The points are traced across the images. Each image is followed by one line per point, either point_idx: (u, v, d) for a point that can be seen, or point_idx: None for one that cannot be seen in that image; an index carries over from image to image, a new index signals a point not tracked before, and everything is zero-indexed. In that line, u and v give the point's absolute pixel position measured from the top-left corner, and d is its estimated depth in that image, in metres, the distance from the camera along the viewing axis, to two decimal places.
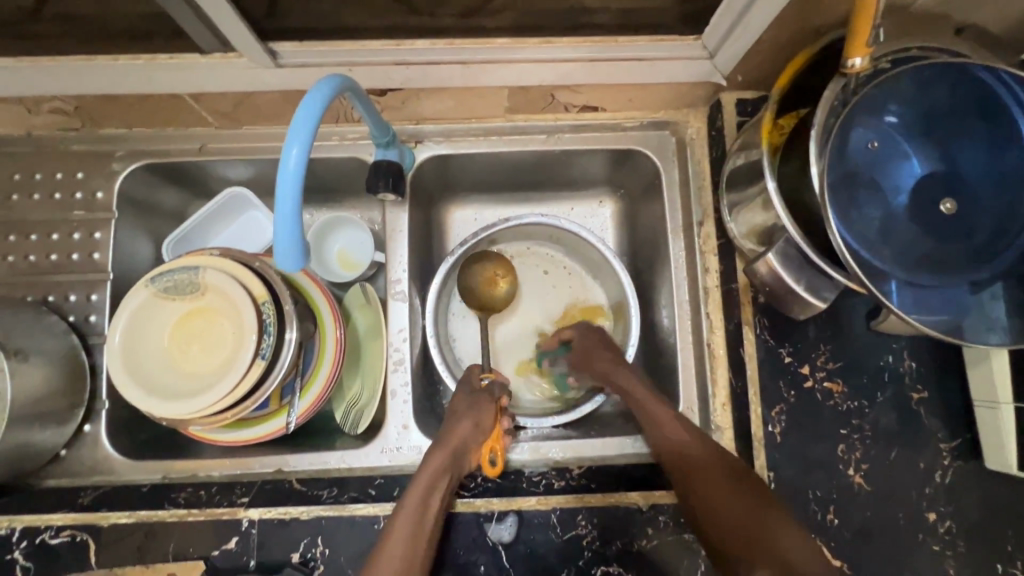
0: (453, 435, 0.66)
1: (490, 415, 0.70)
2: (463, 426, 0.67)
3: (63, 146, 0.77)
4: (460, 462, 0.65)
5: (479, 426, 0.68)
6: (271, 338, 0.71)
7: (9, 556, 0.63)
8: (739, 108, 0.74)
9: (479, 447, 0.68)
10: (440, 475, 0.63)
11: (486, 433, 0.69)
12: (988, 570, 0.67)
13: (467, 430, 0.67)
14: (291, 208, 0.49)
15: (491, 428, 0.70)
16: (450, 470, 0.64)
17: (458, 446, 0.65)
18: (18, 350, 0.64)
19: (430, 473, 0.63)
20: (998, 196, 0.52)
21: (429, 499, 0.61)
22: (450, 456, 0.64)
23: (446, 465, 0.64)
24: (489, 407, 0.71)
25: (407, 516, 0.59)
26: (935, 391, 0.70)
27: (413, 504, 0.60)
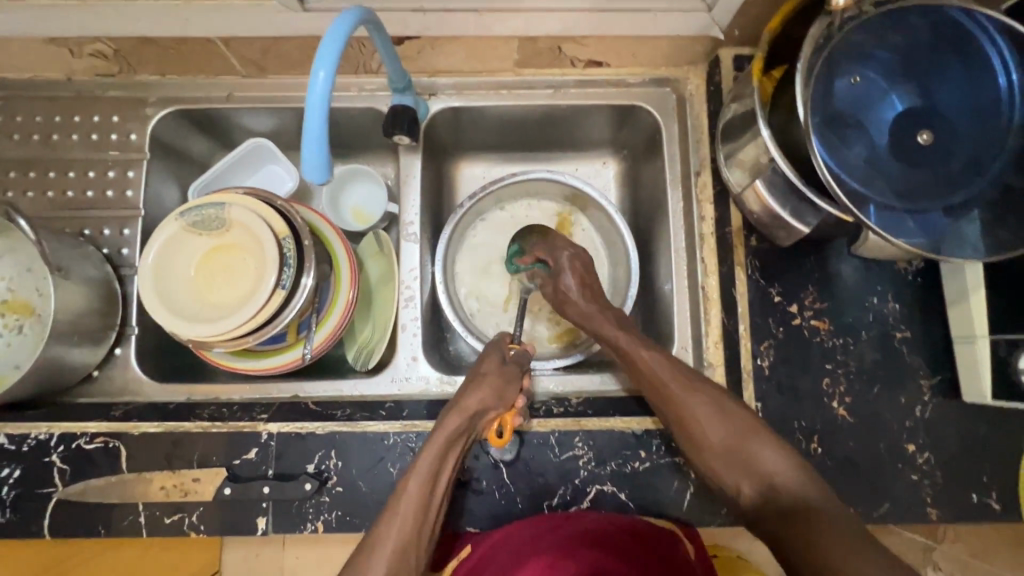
0: (467, 406, 0.67)
1: (509, 391, 0.69)
2: (474, 398, 0.67)
3: (101, 91, 0.82)
4: (472, 431, 0.67)
5: (493, 400, 0.67)
6: (291, 269, 0.76)
7: (48, 459, 0.68)
8: (738, 63, 0.80)
9: (493, 418, 0.68)
10: (451, 445, 0.65)
11: (503, 407, 0.68)
12: (964, 499, 0.70)
13: (481, 401, 0.67)
14: (319, 123, 0.54)
15: (506, 405, 0.68)
16: (461, 440, 0.66)
17: (472, 418, 0.66)
18: (61, 268, 0.69)
19: (442, 442, 0.65)
20: (972, 128, 0.57)
21: (439, 470, 0.64)
22: (463, 426, 0.66)
23: (458, 435, 0.65)
24: (511, 384, 0.70)
25: (417, 484, 0.63)
26: (918, 331, 0.74)
27: (423, 475, 0.63)
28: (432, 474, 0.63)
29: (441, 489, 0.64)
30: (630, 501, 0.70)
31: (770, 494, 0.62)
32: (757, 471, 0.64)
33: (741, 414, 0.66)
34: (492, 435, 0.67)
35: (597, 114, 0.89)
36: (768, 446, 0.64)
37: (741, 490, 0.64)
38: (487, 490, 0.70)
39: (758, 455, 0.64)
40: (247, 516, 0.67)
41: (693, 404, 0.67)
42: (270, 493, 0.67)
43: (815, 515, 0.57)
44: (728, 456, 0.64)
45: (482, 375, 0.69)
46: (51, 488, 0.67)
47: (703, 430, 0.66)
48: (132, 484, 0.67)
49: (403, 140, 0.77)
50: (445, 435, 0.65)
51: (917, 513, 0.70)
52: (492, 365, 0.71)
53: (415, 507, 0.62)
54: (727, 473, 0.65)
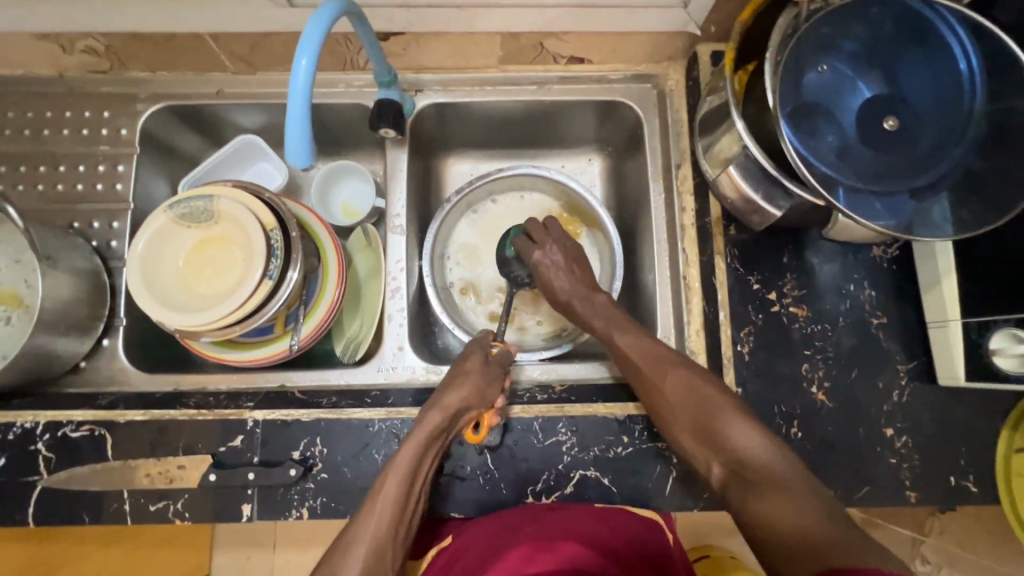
0: (448, 404, 0.67)
1: (490, 391, 0.70)
2: (456, 397, 0.67)
3: (92, 88, 0.84)
4: (451, 428, 0.67)
5: (474, 399, 0.68)
6: (278, 260, 0.77)
7: (33, 447, 0.68)
8: (714, 58, 0.81)
9: (472, 416, 0.69)
10: (432, 441, 0.65)
11: (484, 407, 0.69)
12: (942, 481, 0.72)
13: (464, 402, 0.67)
14: (301, 111, 0.55)
15: (488, 405, 0.69)
16: (440, 437, 0.66)
17: (452, 415, 0.66)
18: (49, 257, 0.70)
19: (423, 435, 0.64)
20: (936, 114, 0.59)
21: (419, 466, 0.64)
22: (445, 423, 0.66)
23: (439, 432, 0.65)
24: (494, 385, 0.70)
25: (397, 480, 0.62)
26: (893, 317, 0.75)
27: (402, 471, 0.62)
28: (412, 471, 0.63)
29: (419, 485, 0.64)
30: (613, 486, 0.71)
31: (739, 469, 0.60)
32: (724, 444, 0.62)
33: (709, 389, 0.66)
34: (469, 433, 0.69)
35: (580, 110, 0.91)
36: (736, 419, 0.62)
37: (713, 466, 0.63)
38: (472, 476, 0.71)
39: (726, 428, 0.62)
40: (232, 503, 0.67)
41: (663, 381, 0.68)
42: (255, 479, 0.68)
43: (776, 490, 0.55)
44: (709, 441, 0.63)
45: (466, 375, 0.70)
46: (36, 476, 0.68)
47: (670, 407, 0.66)
48: (117, 472, 0.68)
49: (388, 133, 0.79)
50: (427, 432, 0.65)
51: (896, 496, 0.71)
52: (477, 367, 0.71)
53: (393, 502, 0.61)
54: (700, 449, 0.64)
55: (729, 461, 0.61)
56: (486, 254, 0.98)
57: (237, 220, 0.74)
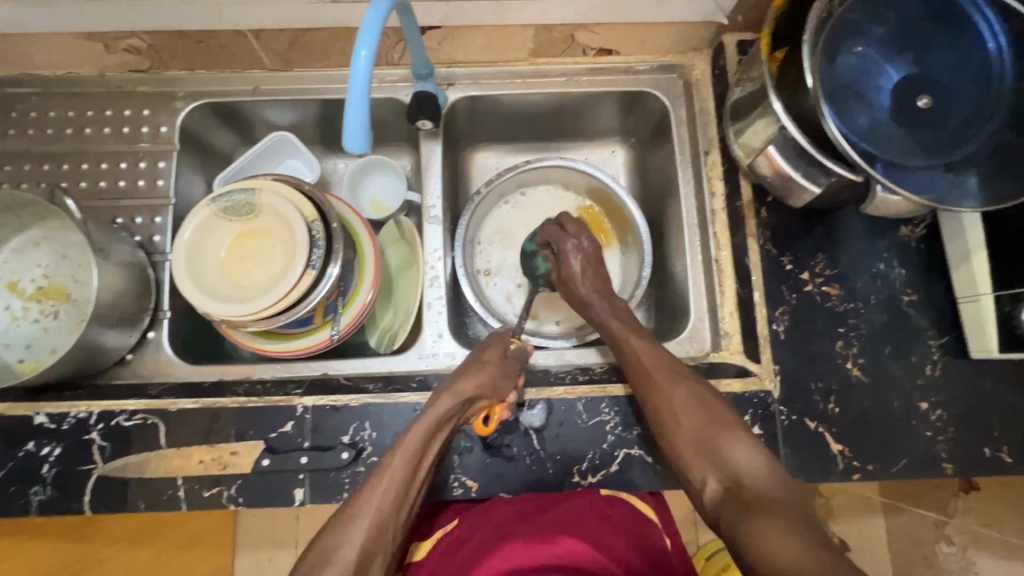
0: (462, 390, 0.67)
1: (505, 381, 0.70)
2: (473, 385, 0.67)
3: (132, 87, 0.85)
4: (462, 414, 0.67)
5: (489, 387, 0.68)
6: (321, 250, 0.78)
7: (88, 437, 0.69)
8: (739, 48, 0.85)
9: (484, 406, 0.69)
10: (440, 425, 0.65)
11: (497, 396, 0.69)
12: (977, 452, 0.73)
13: (480, 388, 0.67)
14: (361, 99, 0.58)
15: (502, 396, 0.70)
16: (448, 423, 0.66)
17: (465, 402, 0.67)
18: (101, 249, 0.71)
19: (435, 420, 0.65)
20: (967, 91, 0.61)
21: (425, 447, 0.64)
22: (456, 408, 0.66)
23: (448, 417, 0.66)
24: (509, 375, 0.71)
25: (404, 459, 0.62)
26: (923, 294, 0.77)
27: (410, 450, 0.63)
28: (419, 452, 0.63)
29: (423, 467, 0.64)
30: (657, 463, 0.72)
31: (734, 489, 0.59)
32: (724, 464, 0.61)
33: (720, 409, 0.65)
34: (478, 423, 0.70)
35: (607, 101, 0.93)
36: (738, 440, 0.62)
37: (707, 483, 0.61)
38: (518, 457, 0.72)
39: (728, 448, 0.62)
40: (284, 487, 0.69)
41: (672, 390, 0.67)
42: (308, 463, 0.69)
43: (772, 509, 0.54)
44: (701, 435, 0.63)
45: (483, 362, 0.70)
46: (91, 465, 0.69)
47: (677, 418, 0.66)
48: (171, 459, 0.69)
49: (425, 125, 0.81)
50: (438, 415, 0.65)
51: (933, 468, 0.73)
52: (492, 355, 0.72)
53: (400, 481, 0.61)
54: (696, 463, 0.63)
55: (726, 479, 0.60)
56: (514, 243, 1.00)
57: (289, 221, 0.76)
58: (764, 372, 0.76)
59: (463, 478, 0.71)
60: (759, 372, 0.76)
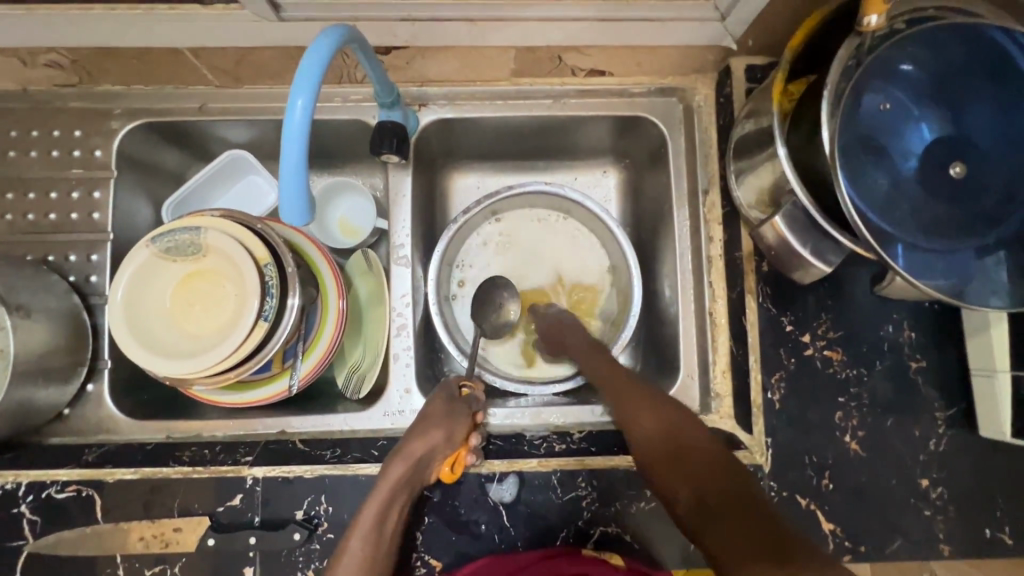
0: (411, 452, 0.63)
1: (457, 432, 0.66)
2: (420, 446, 0.63)
3: (61, 104, 0.75)
4: (419, 476, 0.63)
5: (441, 443, 0.64)
6: (273, 300, 0.70)
7: (16, 510, 0.64)
8: (748, 74, 0.75)
9: (441, 460, 0.65)
10: (396, 493, 0.61)
11: (451, 447, 0.65)
12: (977, 535, 0.68)
13: (429, 447, 0.63)
14: (297, 158, 0.49)
15: (458, 444, 0.66)
16: (410, 486, 0.62)
17: (418, 464, 0.62)
18: (20, 306, 0.64)
19: (387, 490, 0.60)
20: (1007, 159, 0.53)
21: (384, 518, 0.60)
22: (409, 473, 0.62)
23: (405, 482, 0.62)
24: (458, 423, 0.67)
25: (360, 538, 0.58)
26: (934, 361, 0.71)
27: (368, 525, 0.59)
28: (376, 526, 0.59)
29: (389, 538, 0.60)
30: (635, 543, 0.67)
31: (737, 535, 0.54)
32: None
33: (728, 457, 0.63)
34: (442, 472, 0.66)
35: (597, 125, 0.83)
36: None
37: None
38: (486, 534, 0.67)
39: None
40: (231, 568, 0.63)
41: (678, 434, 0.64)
42: (257, 543, 0.63)
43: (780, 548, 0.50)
44: (667, 434, 0.59)
45: (436, 416, 0.67)
46: (21, 542, 0.63)
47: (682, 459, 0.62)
48: (108, 536, 0.63)
49: (391, 158, 0.72)
50: (390, 484, 0.61)
51: (929, 550, 0.68)
52: (440, 407, 0.68)
53: (359, 560, 0.57)
54: (659, 468, 0.58)
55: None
56: (510, 252, 0.93)
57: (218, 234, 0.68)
58: (755, 444, 0.70)
59: (427, 557, 0.66)
60: (750, 443, 0.70)
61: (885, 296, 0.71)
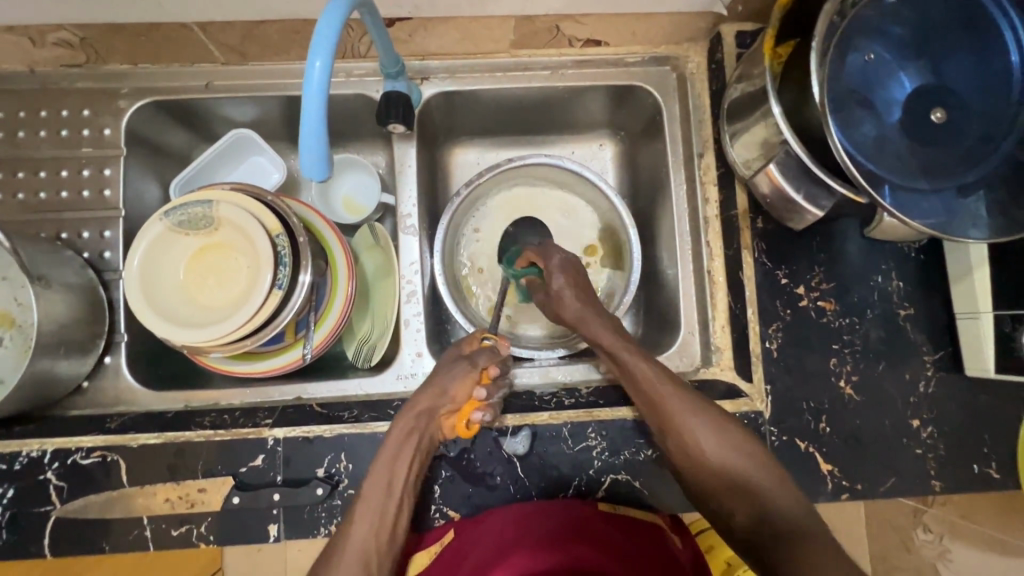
0: (416, 408, 0.66)
1: (457, 386, 0.68)
2: (425, 402, 0.67)
3: (68, 83, 0.77)
4: (428, 431, 0.66)
5: (440, 398, 0.67)
6: (286, 269, 0.71)
7: (42, 477, 0.65)
8: (738, 40, 0.77)
9: (447, 415, 0.67)
10: (405, 447, 0.64)
11: (453, 402, 0.67)
12: (966, 470, 0.72)
13: (430, 402, 0.67)
14: (316, 117, 0.51)
15: (461, 398, 0.68)
16: (418, 440, 0.65)
17: (421, 420, 0.66)
18: (41, 277, 0.66)
19: (395, 443, 0.64)
20: (981, 104, 0.56)
21: (395, 472, 0.62)
22: (417, 428, 0.65)
23: (411, 436, 0.64)
24: (456, 379, 0.68)
25: (374, 487, 0.61)
26: (921, 308, 0.74)
27: (381, 477, 0.62)
28: (389, 477, 0.62)
29: (404, 490, 0.63)
30: (644, 489, 0.70)
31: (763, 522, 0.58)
32: (754, 496, 0.59)
33: (741, 437, 0.63)
34: (458, 427, 0.67)
35: (593, 95, 0.86)
36: (761, 466, 0.61)
37: (735, 513, 0.60)
38: (502, 485, 0.70)
39: (755, 477, 0.61)
40: (257, 525, 0.65)
41: (692, 423, 0.63)
42: (281, 499, 0.66)
43: (810, 539, 0.54)
44: (724, 467, 0.62)
45: (438, 376, 0.69)
46: (49, 507, 0.65)
47: (701, 450, 0.63)
48: (134, 498, 0.65)
49: (397, 129, 0.74)
50: (397, 440, 0.64)
51: (921, 486, 0.71)
52: (444, 367, 0.70)
53: (375, 507, 0.61)
54: (720, 494, 0.62)
55: (755, 512, 0.59)
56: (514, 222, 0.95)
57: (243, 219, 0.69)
58: (755, 392, 0.73)
59: (445, 508, 0.69)
60: (750, 391, 0.73)
61: (872, 237, 0.74)
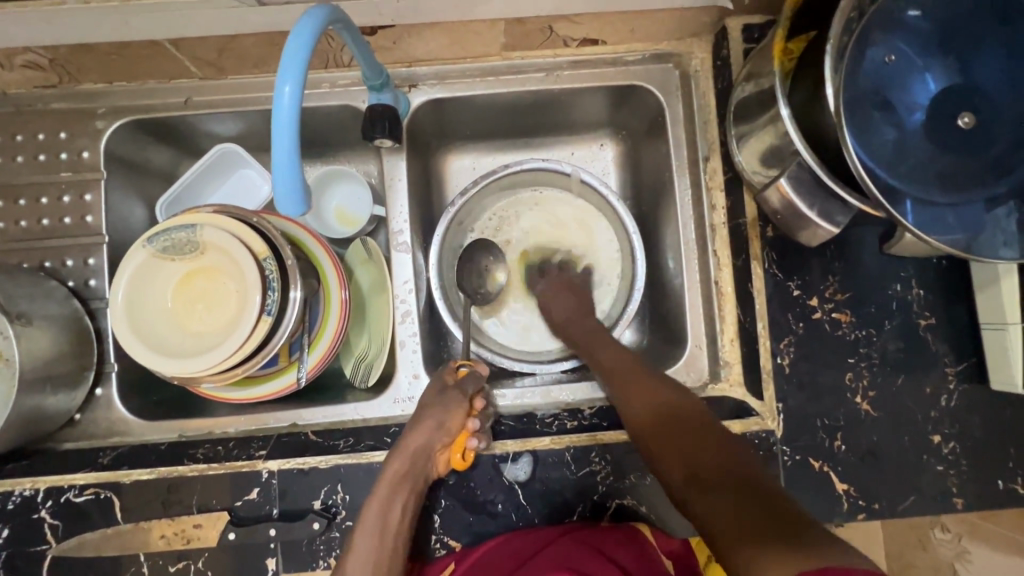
0: (409, 447, 0.63)
1: (450, 418, 0.66)
2: (419, 437, 0.63)
3: (43, 106, 0.74)
4: (422, 469, 0.63)
5: (435, 432, 0.64)
6: (276, 294, 0.68)
7: (37, 516, 0.64)
8: (745, 34, 0.72)
9: (442, 450, 0.65)
10: (398, 488, 0.60)
11: (448, 435, 0.65)
12: (990, 487, 0.68)
13: (426, 438, 0.64)
14: (288, 148, 0.48)
15: (455, 430, 0.66)
16: (411, 480, 0.61)
17: (416, 458, 0.62)
18: (21, 314, 0.64)
19: (388, 483, 0.60)
20: (1017, 108, 0.51)
21: (389, 520, 0.58)
22: (409, 467, 0.62)
23: (405, 477, 0.61)
24: (448, 409, 0.67)
25: (366, 536, 0.57)
26: (942, 317, 0.70)
27: (372, 524, 0.58)
28: (383, 522, 0.58)
29: (398, 537, 0.59)
30: (649, 513, 0.68)
31: (700, 475, 0.52)
32: (693, 451, 0.55)
33: (695, 410, 0.61)
34: (453, 460, 0.66)
35: (591, 96, 0.81)
36: (710, 430, 0.58)
37: (673, 472, 0.55)
38: (503, 513, 0.68)
39: (697, 434, 0.58)
40: (255, 558, 0.64)
41: (637, 394, 0.65)
42: (277, 534, 0.64)
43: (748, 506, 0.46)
44: (663, 422, 0.60)
45: (428, 404, 0.67)
46: (45, 546, 0.64)
47: (641, 411, 0.63)
48: (129, 535, 0.64)
49: (384, 143, 0.71)
50: (392, 479, 0.61)
51: (942, 505, 0.68)
52: (433, 398, 0.68)
53: (366, 560, 0.56)
54: (661, 456, 0.57)
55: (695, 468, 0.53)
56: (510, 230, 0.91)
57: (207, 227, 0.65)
58: (766, 410, 0.70)
59: (445, 538, 0.67)
60: (762, 409, 0.70)
61: (890, 252, 0.70)
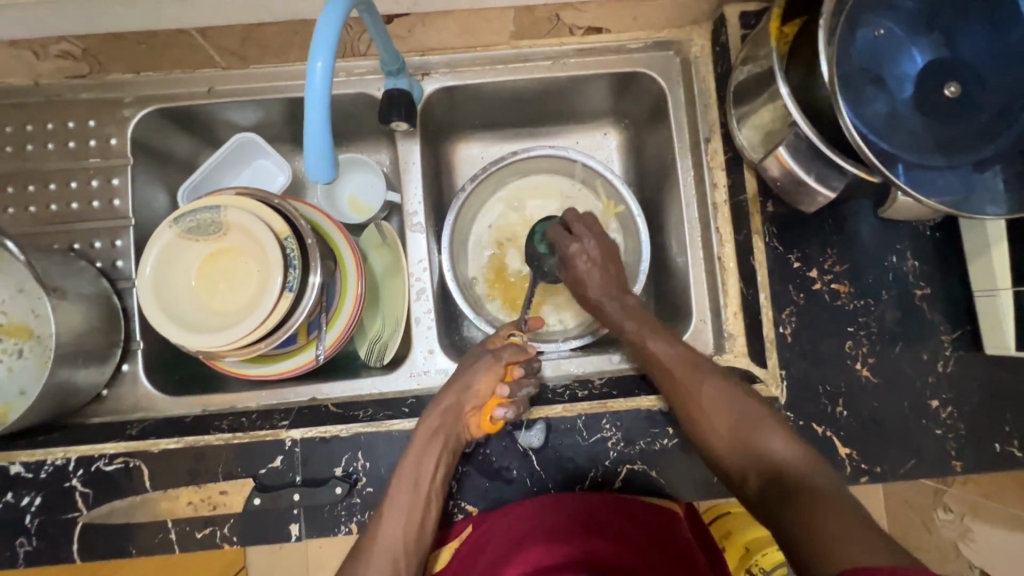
0: (439, 408, 0.67)
1: (480, 382, 0.69)
2: (450, 398, 0.68)
3: (72, 95, 0.77)
4: (455, 427, 0.67)
5: (464, 393, 0.68)
6: (296, 271, 0.71)
7: (68, 484, 0.67)
8: (743, 21, 0.76)
9: (474, 411, 0.68)
10: (430, 445, 0.64)
11: (478, 398, 0.69)
12: (987, 449, 0.71)
13: (456, 399, 0.68)
14: (320, 118, 0.51)
15: (487, 393, 0.69)
16: (443, 438, 0.65)
17: (447, 419, 0.67)
18: (56, 288, 0.66)
19: (421, 442, 0.64)
20: (998, 78, 0.55)
21: (420, 471, 0.63)
22: (442, 425, 0.66)
23: (436, 436, 0.65)
24: (480, 375, 0.70)
25: (401, 489, 0.62)
26: (937, 287, 0.73)
27: (407, 479, 0.63)
28: (416, 477, 0.63)
29: (431, 491, 0.63)
30: (660, 477, 0.70)
31: (773, 481, 0.56)
32: (764, 453, 0.59)
33: (755, 405, 0.63)
34: (482, 423, 0.68)
35: (595, 83, 0.85)
36: (773, 429, 0.60)
37: (746, 475, 0.59)
38: (519, 479, 0.70)
39: (767, 439, 0.59)
40: (279, 524, 0.66)
41: (702, 390, 0.64)
42: (300, 499, 0.66)
43: (817, 502, 0.51)
44: (737, 430, 0.61)
45: (464, 371, 0.71)
46: (76, 513, 0.66)
47: (709, 418, 0.63)
48: (157, 502, 0.66)
49: (400, 126, 0.74)
50: (424, 438, 0.65)
51: (942, 468, 0.70)
52: (467, 364, 0.71)
53: (404, 509, 0.62)
54: (732, 454, 0.61)
55: (768, 471, 0.57)
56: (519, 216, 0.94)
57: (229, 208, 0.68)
58: (770, 377, 0.72)
59: (462, 504, 0.70)
60: (766, 377, 0.73)
61: (886, 215, 0.73)
